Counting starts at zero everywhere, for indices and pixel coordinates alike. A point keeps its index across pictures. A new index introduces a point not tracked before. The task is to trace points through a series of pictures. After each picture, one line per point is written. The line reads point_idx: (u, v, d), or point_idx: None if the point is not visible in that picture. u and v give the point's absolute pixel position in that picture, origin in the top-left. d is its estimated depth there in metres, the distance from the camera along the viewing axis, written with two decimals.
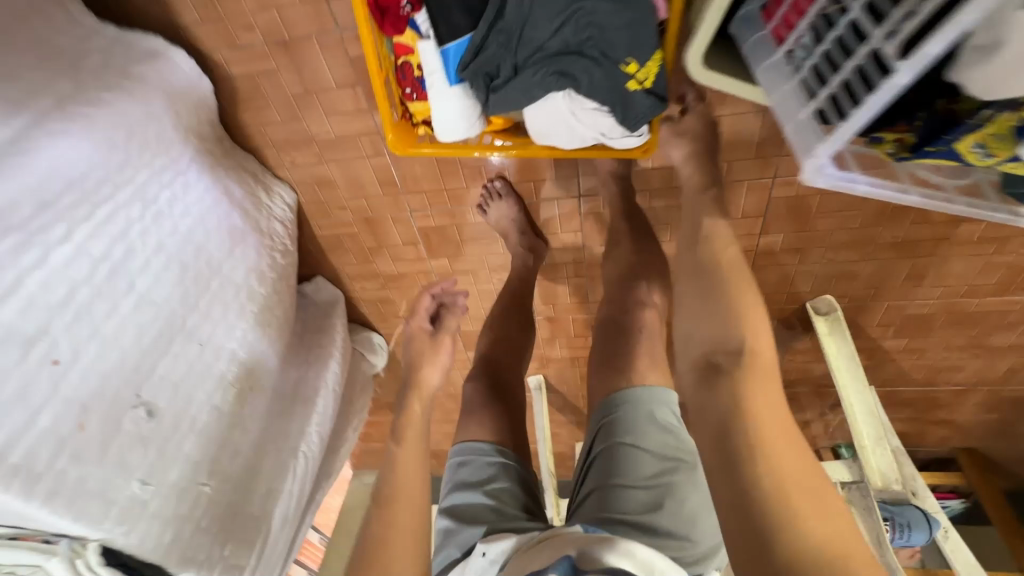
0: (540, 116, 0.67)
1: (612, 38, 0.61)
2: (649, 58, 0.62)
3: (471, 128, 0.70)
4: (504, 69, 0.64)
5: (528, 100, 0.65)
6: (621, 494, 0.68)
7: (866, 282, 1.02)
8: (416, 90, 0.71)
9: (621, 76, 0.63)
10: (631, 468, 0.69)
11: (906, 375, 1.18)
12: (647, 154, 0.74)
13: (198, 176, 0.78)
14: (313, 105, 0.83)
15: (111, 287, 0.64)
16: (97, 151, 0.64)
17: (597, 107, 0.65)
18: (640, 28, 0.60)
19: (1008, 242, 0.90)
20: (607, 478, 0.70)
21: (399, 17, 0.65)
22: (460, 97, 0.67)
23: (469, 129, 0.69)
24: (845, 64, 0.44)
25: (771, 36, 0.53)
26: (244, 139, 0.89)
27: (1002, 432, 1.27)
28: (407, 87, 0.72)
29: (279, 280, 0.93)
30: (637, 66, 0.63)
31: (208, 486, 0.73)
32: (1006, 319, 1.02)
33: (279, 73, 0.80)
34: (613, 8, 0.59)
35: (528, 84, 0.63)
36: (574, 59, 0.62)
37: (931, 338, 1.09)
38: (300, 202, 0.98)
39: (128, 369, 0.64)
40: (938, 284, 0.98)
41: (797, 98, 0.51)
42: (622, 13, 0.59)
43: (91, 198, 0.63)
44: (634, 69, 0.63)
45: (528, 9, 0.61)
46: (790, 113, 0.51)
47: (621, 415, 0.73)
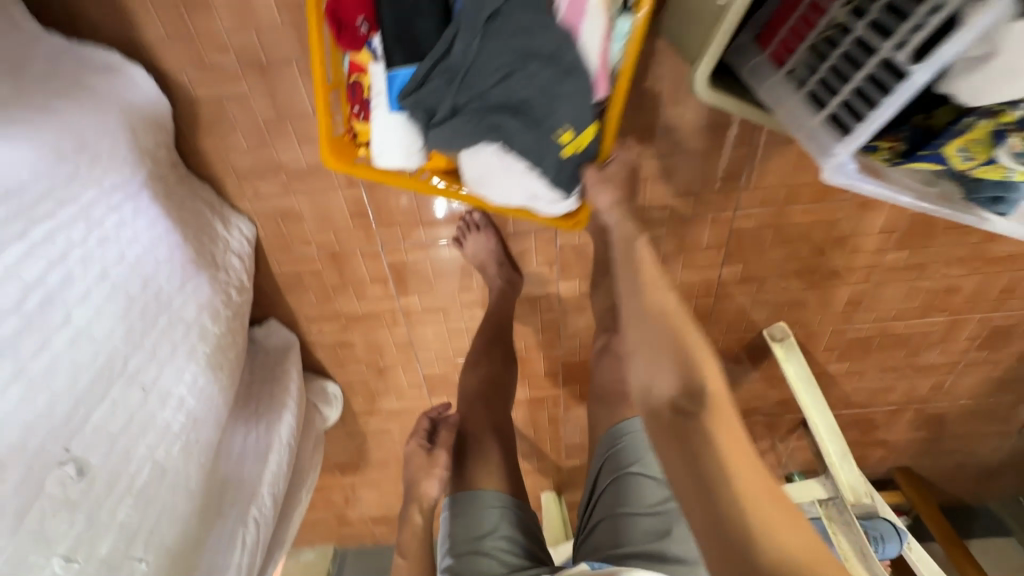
0: (475, 164, 0.64)
1: (551, 107, 0.58)
2: (584, 129, 0.62)
3: (410, 160, 0.65)
4: (443, 108, 0.58)
5: (459, 148, 0.61)
6: (629, 521, 0.73)
7: (815, 309, 1.09)
8: (364, 110, 0.67)
9: (554, 143, 0.61)
10: (635, 496, 0.74)
11: (849, 396, 1.29)
12: (576, 227, 0.77)
13: (151, 201, 0.71)
14: (284, 131, 0.79)
15: (45, 318, 0.55)
16: (44, 158, 0.56)
17: (528, 168, 0.63)
18: (580, 100, 0.58)
19: (927, 268, 1.02)
20: (615, 506, 0.75)
21: (356, 37, 0.60)
22: (402, 127, 0.62)
23: (407, 161, 0.64)
24: (859, 71, 0.43)
25: (770, 59, 0.52)
26: (201, 166, 0.82)
27: (926, 442, 1.44)
28: (355, 105, 0.68)
29: (234, 318, 0.85)
30: (571, 136, 0.62)
31: (145, 561, 0.63)
32: (928, 339, 1.16)
33: (249, 97, 0.75)
34: (557, 74, 0.56)
35: (470, 132, 0.59)
36: (511, 116, 0.58)
37: (869, 359, 1.19)
38: (259, 235, 0.90)
39: (57, 419, 0.55)
40: (869, 310, 1.09)
41: (804, 109, 0.49)
42: (566, 80, 0.57)
43: (28, 215, 0.54)
44: (567, 138, 0.62)
45: (474, 55, 0.55)
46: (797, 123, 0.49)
47: (624, 446, 0.79)
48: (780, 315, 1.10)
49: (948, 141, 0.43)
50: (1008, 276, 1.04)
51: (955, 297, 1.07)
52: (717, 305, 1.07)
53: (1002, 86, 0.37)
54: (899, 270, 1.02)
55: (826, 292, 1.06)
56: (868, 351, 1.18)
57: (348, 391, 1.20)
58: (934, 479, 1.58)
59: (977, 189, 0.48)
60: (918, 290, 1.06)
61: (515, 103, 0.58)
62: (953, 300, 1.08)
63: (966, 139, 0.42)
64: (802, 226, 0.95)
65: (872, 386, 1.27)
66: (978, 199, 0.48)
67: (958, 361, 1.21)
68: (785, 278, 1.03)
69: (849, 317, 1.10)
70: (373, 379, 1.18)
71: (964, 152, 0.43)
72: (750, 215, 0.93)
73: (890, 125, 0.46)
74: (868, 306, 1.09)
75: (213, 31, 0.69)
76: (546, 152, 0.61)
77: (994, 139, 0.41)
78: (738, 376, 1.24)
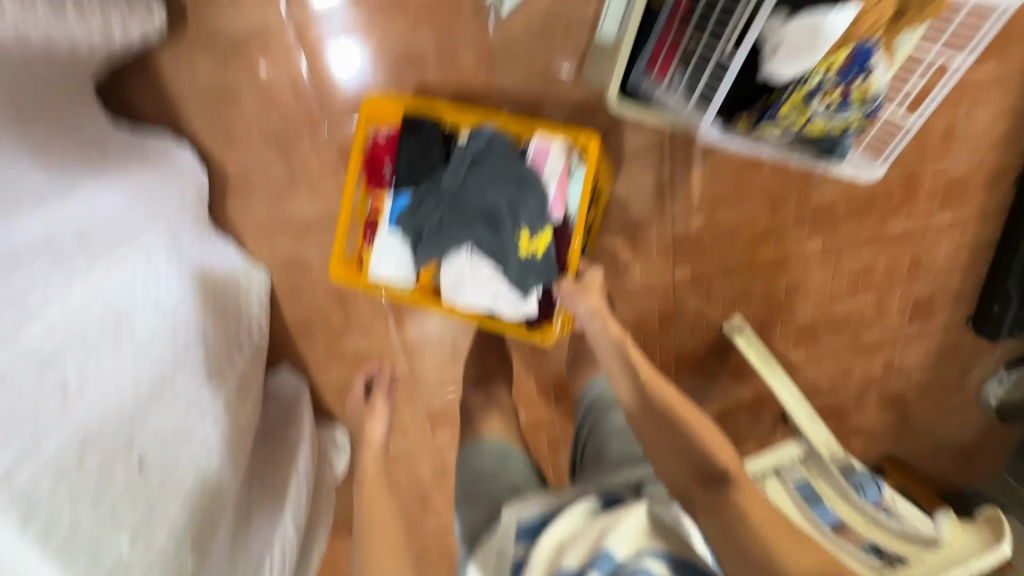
0: (450, 270, 0.85)
1: (515, 213, 0.80)
2: (539, 233, 0.82)
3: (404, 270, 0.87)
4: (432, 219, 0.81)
5: (441, 252, 0.82)
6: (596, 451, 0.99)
7: (761, 300, 1.26)
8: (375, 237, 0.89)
9: (514, 244, 0.81)
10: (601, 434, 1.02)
11: (816, 384, 1.41)
12: (545, 340, 0.90)
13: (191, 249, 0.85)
14: (297, 190, 0.97)
15: (118, 331, 0.65)
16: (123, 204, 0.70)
17: (491, 271, 0.83)
18: (534, 210, 0.81)
19: (842, 253, 1.21)
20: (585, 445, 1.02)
21: (381, 177, 0.87)
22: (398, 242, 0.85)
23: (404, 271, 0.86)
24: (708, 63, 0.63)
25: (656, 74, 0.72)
26: (227, 226, 0.98)
27: (900, 425, 1.55)
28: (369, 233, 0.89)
29: (256, 353, 0.95)
30: (528, 239, 0.81)
31: (189, 561, 0.68)
32: (865, 318, 1.32)
33: (270, 165, 0.94)
34: (518, 191, 0.80)
35: (452, 238, 0.81)
36: (481, 221, 0.80)
37: (820, 343, 1.34)
38: (274, 284, 1.04)
39: (127, 415, 0.63)
40: (807, 296, 1.27)
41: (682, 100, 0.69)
42: (525, 195, 0.80)
43: (112, 247, 0.67)
44: (525, 240, 0.81)
45: (463, 180, 0.81)
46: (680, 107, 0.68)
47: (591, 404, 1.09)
48: (733, 310, 1.26)
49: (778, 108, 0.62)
50: (909, 252, 1.24)
51: (873, 276, 1.26)
52: (677, 306, 1.23)
53: (794, 61, 0.56)
54: (820, 256, 1.21)
55: (766, 284, 1.23)
56: (819, 336, 1.33)
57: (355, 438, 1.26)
58: (921, 467, 1.65)
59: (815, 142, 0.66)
60: (842, 272, 1.25)
61: (488, 214, 0.80)
62: (873, 279, 1.27)
63: (789, 104, 0.61)
64: (729, 226, 1.15)
65: (833, 372, 1.40)
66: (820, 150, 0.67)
67: (898, 336, 1.37)
68: (728, 275, 1.21)
69: (792, 305, 1.27)
70: None
71: (793, 115, 0.62)
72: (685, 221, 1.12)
73: (741, 108, 0.64)
74: (805, 292, 1.26)
75: (244, 115, 0.90)
76: (510, 249, 0.80)
77: (805, 101, 0.60)
78: (712, 377, 1.36)
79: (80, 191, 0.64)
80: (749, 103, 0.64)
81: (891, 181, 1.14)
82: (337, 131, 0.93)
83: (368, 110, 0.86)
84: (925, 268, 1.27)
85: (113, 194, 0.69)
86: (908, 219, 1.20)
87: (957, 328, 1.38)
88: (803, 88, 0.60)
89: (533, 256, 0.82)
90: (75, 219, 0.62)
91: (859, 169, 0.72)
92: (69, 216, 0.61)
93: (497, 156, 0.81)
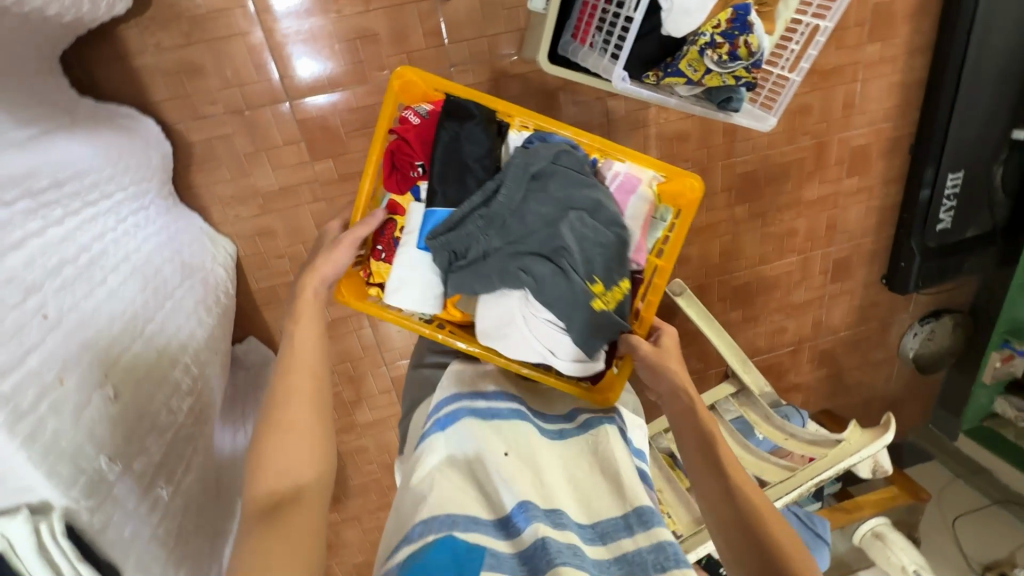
0: (493, 310, 0.83)
1: (583, 251, 0.82)
2: (613, 286, 0.85)
3: (431, 304, 0.87)
4: (472, 250, 0.81)
5: (489, 288, 0.82)
6: None
7: (698, 263, 1.38)
8: (388, 249, 0.91)
9: (581, 292, 0.81)
10: None
11: (753, 343, 1.54)
12: (608, 402, 0.88)
13: (157, 214, 0.91)
14: (260, 161, 1.03)
15: (90, 274, 0.71)
16: (91, 161, 0.76)
17: (547, 318, 0.82)
18: (605, 257, 0.84)
19: (766, 217, 1.35)
20: None
21: (408, 179, 0.89)
22: (425, 260, 0.85)
23: (430, 304, 0.86)
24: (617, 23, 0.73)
25: (577, 39, 0.82)
26: (192, 197, 1.03)
27: (832, 381, 1.69)
28: (380, 245, 0.91)
29: (223, 316, 1.01)
30: (601, 286, 0.84)
31: (164, 491, 0.73)
32: (792, 278, 1.46)
33: (233, 136, 1.00)
34: (597, 229, 0.83)
35: (500, 271, 0.80)
36: (542, 262, 0.80)
37: (754, 303, 1.47)
38: (240, 254, 1.09)
39: (101, 348, 0.68)
40: (740, 258, 1.39)
41: (598, 57, 0.77)
42: (601, 240, 0.84)
43: (82, 198, 0.73)
44: (599, 287, 0.84)
45: (516, 208, 0.81)
46: (597, 63, 0.77)
47: None
48: (674, 273, 1.37)
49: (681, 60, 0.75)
50: (825, 215, 1.39)
51: (796, 238, 1.40)
52: None
53: (684, 19, 0.71)
54: (748, 220, 1.34)
55: (702, 247, 1.35)
56: (752, 296, 1.46)
57: None
58: (854, 420, 1.80)
59: (715, 94, 0.78)
60: (769, 235, 1.38)
61: (548, 251, 0.81)
62: (796, 241, 1.41)
63: (688, 58, 0.75)
64: None
65: (768, 330, 1.54)
66: (719, 102, 0.78)
67: (823, 295, 1.52)
68: None
69: (726, 267, 1.40)
70: (346, 389, 1.30)
71: (692, 67, 0.75)
72: None
73: (653, 63, 0.77)
74: (738, 255, 1.39)
75: (206, 89, 0.96)
76: (581, 299, 0.81)
77: (701, 54, 0.74)
78: None
79: (50, 147, 0.70)
80: (662, 57, 0.77)
81: (804, 150, 1.29)
82: (297, 104, 1.00)
83: (398, 88, 0.87)
84: (841, 230, 1.42)
85: (81, 152, 0.74)
86: (822, 185, 1.34)
87: (874, 286, 1.54)
88: (698, 44, 0.73)
89: (607, 310, 0.84)
90: (45, 168, 0.67)
91: (754, 123, 0.82)
92: (39, 165, 0.66)
93: (569, 169, 0.84)
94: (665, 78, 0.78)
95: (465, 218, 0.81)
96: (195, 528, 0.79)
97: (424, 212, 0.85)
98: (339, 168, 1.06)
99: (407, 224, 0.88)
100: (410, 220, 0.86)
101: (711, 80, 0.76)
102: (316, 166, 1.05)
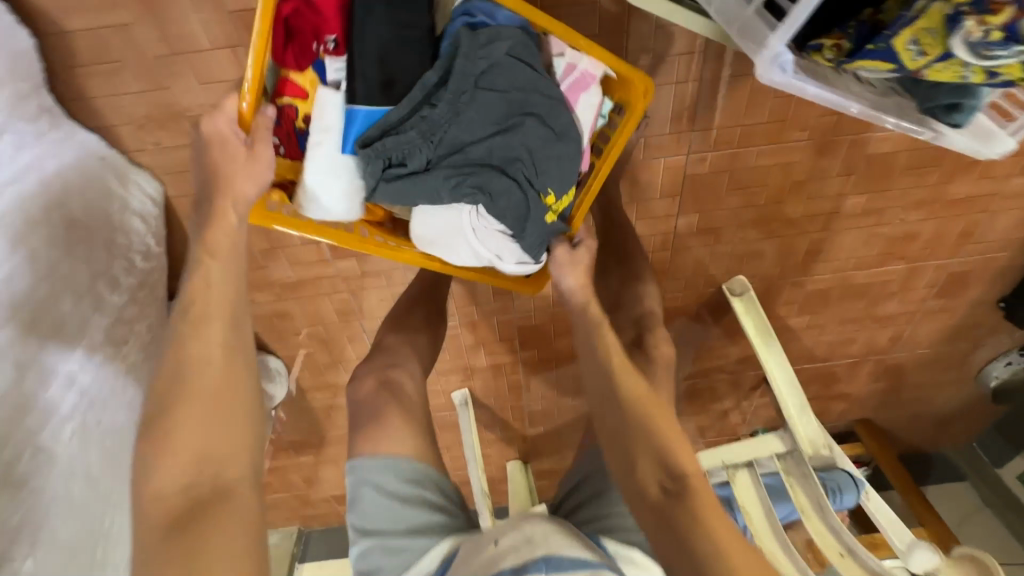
0: (438, 220, 0.72)
1: (541, 167, 0.68)
2: (564, 194, 0.72)
3: (352, 211, 0.72)
4: (414, 159, 0.66)
5: (433, 199, 0.67)
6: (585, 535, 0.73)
7: (773, 261, 1.06)
8: (289, 143, 0.72)
9: (540, 204, 0.70)
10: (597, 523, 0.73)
11: (811, 350, 1.28)
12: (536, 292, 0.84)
13: (15, 152, 0.64)
14: (180, 71, 0.69)
15: None
16: None
17: (500, 229, 0.72)
18: (567, 168, 0.69)
19: (885, 214, 0.99)
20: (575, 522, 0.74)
21: (308, 55, 0.68)
22: (347, 165, 0.68)
23: (349, 212, 0.71)
24: None
25: None
26: (88, 114, 0.72)
27: (886, 394, 1.46)
28: (281, 136, 0.72)
29: (141, 287, 0.77)
30: (554, 199, 0.71)
31: (31, 560, 0.56)
32: (887, 288, 1.15)
33: (134, 29, 0.65)
34: (551, 138, 0.67)
35: (441, 184, 0.66)
36: (496, 175, 0.67)
37: (828, 311, 1.18)
38: (168, 195, 0.81)
39: None
40: (829, 260, 1.07)
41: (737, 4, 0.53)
42: (559, 144, 0.68)
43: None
44: (551, 200, 0.71)
45: (461, 108, 0.65)
46: (731, 15, 0.53)
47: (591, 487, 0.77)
48: (739, 268, 1.06)
49: (901, 29, 0.45)
50: (964, 220, 1.02)
51: (912, 244, 1.05)
52: (674, 259, 1.03)
53: None
54: (858, 216, 0.99)
55: (785, 242, 1.03)
56: (829, 303, 1.16)
57: (294, 366, 1.13)
58: (893, 429, 1.61)
59: (930, 98, 0.50)
60: (879, 237, 1.03)
61: (502, 161, 0.67)
62: (911, 247, 1.06)
63: (918, 27, 0.43)
64: (757, 171, 0.90)
65: (833, 339, 1.26)
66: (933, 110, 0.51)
67: (917, 309, 1.20)
68: (742, 228, 0.99)
69: (809, 269, 1.08)
70: (318, 351, 1.10)
71: (916, 46, 0.44)
72: (704, 159, 0.87)
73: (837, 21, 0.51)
74: (829, 255, 1.06)
75: None
76: (535, 215, 0.70)
77: (947, 24, 0.42)
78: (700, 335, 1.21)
79: None
80: (847, 20, 0.51)
81: None
82: None
83: None
84: (976, 240, 1.06)
85: None
86: (978, 182, 0.96)
87: (984, 306, 1.21)
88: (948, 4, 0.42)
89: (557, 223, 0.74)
90: None
91: (977, 146, 0.55)
92: None
93: (523, 60, 0.65)
94: (854, 58, 0.50)
95: (404, 120, 0.65)
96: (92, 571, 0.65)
97: (345, 108, 0.66)
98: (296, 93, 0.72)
99: (314, 110, 0.68)
100: (323, 112, 0.67)
101: (938, 71, 0.45)
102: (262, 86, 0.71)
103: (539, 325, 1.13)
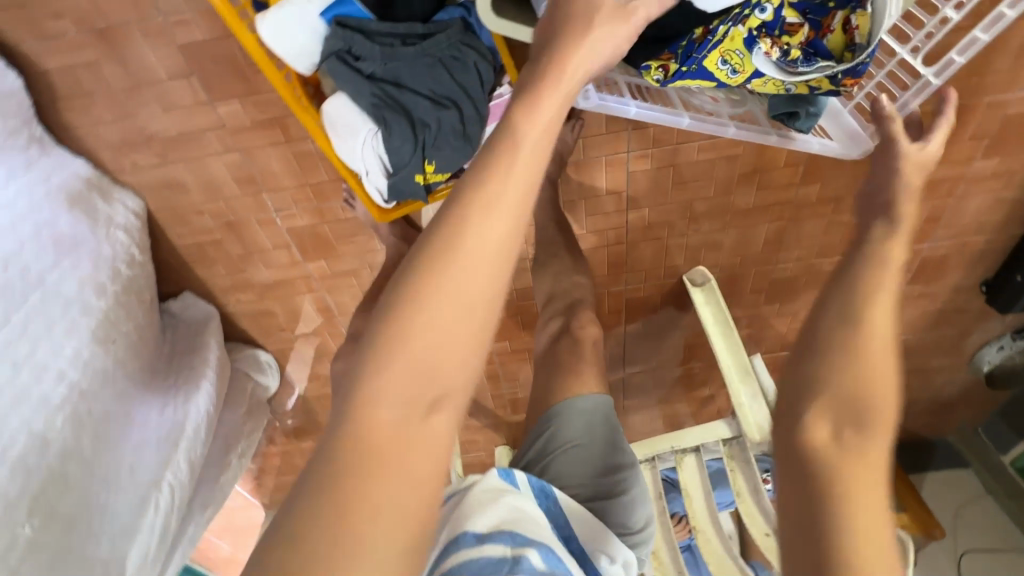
0: (347, 111, 0.62)
1: (438, 142, 0.64)
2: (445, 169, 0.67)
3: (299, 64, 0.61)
4: (365, 60, 0.60)
5: (350, 91, 0.61)
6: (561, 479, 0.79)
7: (732, 250, 1.08)
8: None
9: (417, 167, 0.65)
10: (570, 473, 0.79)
11: (787, 338, 1.28)
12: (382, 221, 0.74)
13: (8, 179, 0.75)
14: (145, 98, 0.77)
15: None
16: None
17: (383, 159, 0.65)
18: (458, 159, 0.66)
19: (843, 202, 0.99)
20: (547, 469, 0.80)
21: None
22: (312, 26, 0.58)
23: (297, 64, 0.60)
24: None
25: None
26: (71, 141, 0.81)
27: None
28: None
29: (126, 291, 0.86)
30: (434, 169, 0.66)
31: (28, 526, 0.67)
32: None
33: (100, 65, 0.74)
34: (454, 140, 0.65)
35: (363, 97, 0.61)
36: (400, 116, 0.63)
37: (799, 299, 1.18)
38: (149, 208, 0.90)
39: None
40: (791, 248, 1.07)
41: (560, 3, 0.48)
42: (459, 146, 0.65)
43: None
44: (430, 169, 0.66)
45: (422, 58, 0.61)
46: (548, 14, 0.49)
47: (561, 430, 0.81)
48: (698, 258, 1.09)
49: (710, 51, 0.55)
50: (929, 205, 1.01)
51: None
52: (632, 252, 1.06)
53: None
54: (815, 204, 0.99)
55: (742, 232, 1.04)
56: (798, 291, 1.16)
57: (284, 359, 1.22)
58: None
59: (774, 108, 0.64)
60: (840, 225, 1.03)
61: (413, 118, 0.63)
62: None
63: (726, 48, 0.55)
64: (702, 164, 0.91)
65: None
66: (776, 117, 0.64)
67: None
68: (695, 220, 1.01)
69: (771, 258, 1.09)
70: (304, 346, 1.19)
71: (727, 64, 0.56)
72: (646, 155, 0.90)
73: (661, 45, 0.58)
74: (790, 244, 1.07)
75: None
76: (406, 166, 0.65)
77: (747, 45, 0.54)
78: (670, 322, 1.24)
79: None
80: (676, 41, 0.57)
81: None
82: (174, 22, 0.70)
83: None
84: (945, 224, 1.04)
85: None
86: (937, 166, 0.94)
87: (967, 291, 1.18)
88: (745, 28, 0.54)
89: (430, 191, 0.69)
90: None
91: (844, 147, 0.67)
92: None
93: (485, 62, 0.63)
94: (679, 76, 0.58)
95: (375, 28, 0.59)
96: (86, 540, 0.74)
97: None
98: (249, 113, 0.79)
99: None
100: None
101: (758, 83, 0.57)
102: (218, 109, 0.79)
103: (508, 317, 1.18)
